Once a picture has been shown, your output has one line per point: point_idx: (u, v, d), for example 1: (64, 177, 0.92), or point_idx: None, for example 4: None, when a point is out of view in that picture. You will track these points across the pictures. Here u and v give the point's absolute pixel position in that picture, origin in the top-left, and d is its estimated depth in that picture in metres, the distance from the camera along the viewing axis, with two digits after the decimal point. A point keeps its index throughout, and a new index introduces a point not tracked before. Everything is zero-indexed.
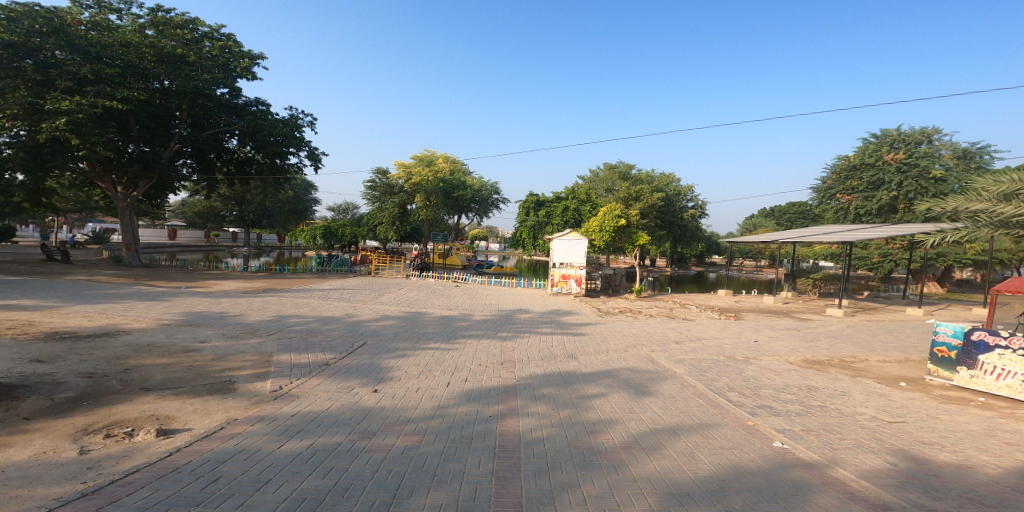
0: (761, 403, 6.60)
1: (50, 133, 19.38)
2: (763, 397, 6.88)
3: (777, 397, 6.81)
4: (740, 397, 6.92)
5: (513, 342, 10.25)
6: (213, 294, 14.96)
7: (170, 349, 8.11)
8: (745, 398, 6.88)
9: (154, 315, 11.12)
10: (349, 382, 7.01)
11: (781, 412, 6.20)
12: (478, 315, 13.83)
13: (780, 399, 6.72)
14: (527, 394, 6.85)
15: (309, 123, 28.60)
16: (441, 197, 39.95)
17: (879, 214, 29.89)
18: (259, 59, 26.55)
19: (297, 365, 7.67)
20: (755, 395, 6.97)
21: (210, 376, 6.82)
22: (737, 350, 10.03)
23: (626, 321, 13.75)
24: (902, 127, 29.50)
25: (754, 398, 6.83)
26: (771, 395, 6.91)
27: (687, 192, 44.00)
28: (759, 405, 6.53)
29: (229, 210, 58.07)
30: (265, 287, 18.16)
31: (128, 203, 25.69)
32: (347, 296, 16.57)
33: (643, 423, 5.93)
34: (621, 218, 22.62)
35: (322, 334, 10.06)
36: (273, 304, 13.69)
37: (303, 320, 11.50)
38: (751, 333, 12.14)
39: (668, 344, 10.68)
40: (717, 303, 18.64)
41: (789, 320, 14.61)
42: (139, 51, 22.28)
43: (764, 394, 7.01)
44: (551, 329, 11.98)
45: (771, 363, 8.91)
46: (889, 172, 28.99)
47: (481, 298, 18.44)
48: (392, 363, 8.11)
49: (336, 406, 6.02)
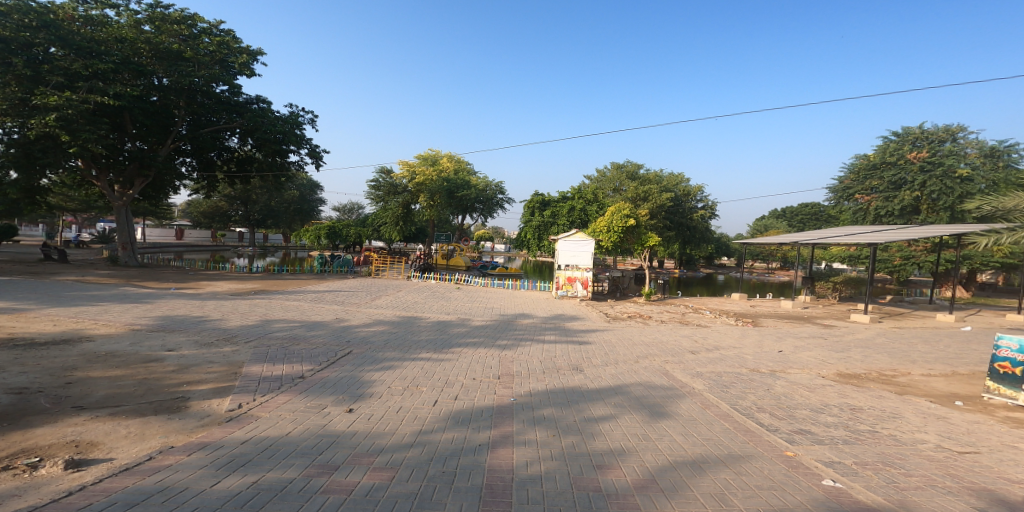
0: (799, 427, 5.62)
1: (39, 129, 18.78)
2: (801, 419, 5.89)
3: (816, 420, 5.83)
4: (773, 419, 5.94)
5: (512, 351, 9.32)
6: (198, 297, 14.17)
7: (127, 360, 7.29)
8: (779, 420, 5.90)
9: (127, 319, 10.34)
10: (322, 400, 6.12)
11: (825, 440, 5.22)
12: (477, 321, 12.89)
13: (821, 423, 5.74)
14: (526, 416, 5.92)
15: (310, 120, 27.95)
16: (445, 197, 39.14)
17: (901, 215, 28.65)
18: (258, 56, 25.82)
19: (267, 378, 6.81)
20: (790, 417, 5.99)
21: (161, 393, 6.00)
22: (761, 363, 9.02)
23: (636, 327, 12.76)
24: (924, 125, 28.33)
25: (789, 421, 5.85)
26: (810, 418, 5.93)
27: (697, 192, 42.84)
28: (797, 430, 5.55)
29: (234, 210, 57.73)
30: (257, 288, 17.36)
31: (124, 202, 24.96)
32: (340, 299, 15.71)
33: (662, 454, 4.98)
34: (631, 218, 21.63)
35: (305, 341, 9.21)
36: (261, 307, 12.91)
37: (288, 325, 10.67)
38: (774, 341, 11.11)
39: (684, 354, 9.68)
40: (731, 308, 17.58)
41: (812, 327, 13.51)
42: (135, 48, 21.54)
43: (800, 416, 6.02)
44: (554, 336, 11.06)
45: (803, 378, 7.89)
46: (911, 172, 27.76)
47: (482, 301, 17.51)
48: (375, 376, 7.22)
49: (299, 431, 5.16)
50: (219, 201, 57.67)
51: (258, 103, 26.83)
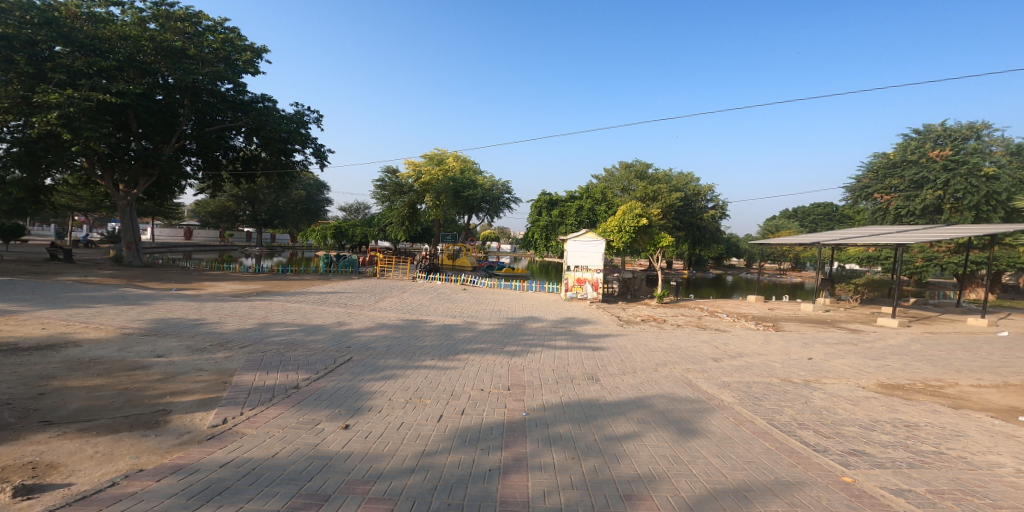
0: (851, 448, 4.98)
1: (42, 127, 18.46)
2: (851, 438, 5.26)
3: (870, 438, 5.19)
4: (819, 438, 5.30)
5: (522, 359, 8.72)
6: (198, 298, 13.75)
7: (111, 368, 6.78)
8: (826, 440, 5.26)
9: (119, 322, 9.88)
10: (315, 414, 5.56)
11: (885, 463, 4.58)
12: (484, 324, 12.32)
13: (875, 442, 5.10)
14: (541, 435, 5.34)
15: (315, 118, 27.59)
16: (451, 197, 38.66)
17: (923, 215, 27.72)
18: (262, 54, 25.43)
19: (258, 389, 6.27)
20: (838, 435, 5.35)
21: (140, 406, 5.48)
22: (792, 372, 8.34)
23: (651, 332, 12.09)
24: (946, 122, 27.45)
25: (839, 440, 5.22)
26: (861, 436, 5.29)
27: (707, 191, 41.99)
28: (850, 451, 4.91)
29: (242, 210, 57.53)
30: (259, 290, 16.92)
31: (128, 202, 24.63)
32: (342, 301, 15.18)
33: (697, 480, 4.38)
34: (642, 218, 20.94)
35: (303, 346, 8.69)
36: (260, 308, 12.41)
37: (286, 328, 10.16)
38: (801, 348, 10.41)
39: (706, 362, 9.04)
40: (749, 311, 16.84)
41: (839, 332, 12.76)
42: (138, 45, 21.15)
43: (849, 434, 5.37)
44: (566, 342, 10.43)
45: (842, 389, 7.22)
46: (933, 170, 26.89)
47: (489, 303, 16.93)
48: (375, 386, 6.67)
49: (287, 452, 4.63)
50: (227, 201, 57.54)
51: (263, 102, 26.52)
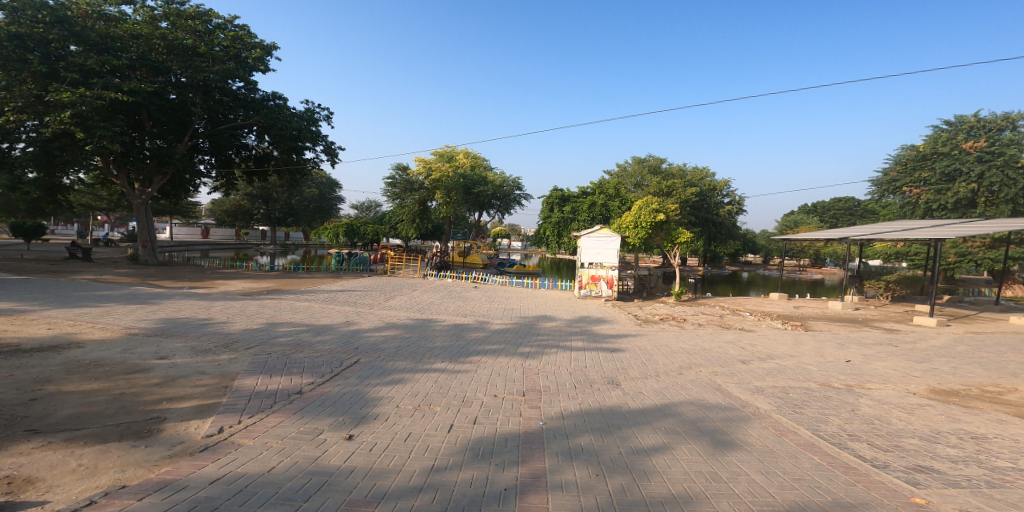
0: (917, 464, 4.50)
1: (55, 127, 18.54)
2: (914, 453, 4.78)
3: (936, 453, 4.71)
4: (876, 453, 4.82)
5: (537, 361, 8.26)
6: (207, 296, 13.56)
7: (110, 371, 6.48)
8: (885, 454, 4.78)
9: (125, 321, 9.64)
10: (318, 423, 5.20)
11: (960, 481, 4.08)
12: (496, 324, 11.88)
13: (944, 457, 4.61)
14: (561, 448, 4.89)
15: (326, 115, 27.45)
16: (462, 194, 38.35)
17: (954, 209, 26.56)
18: (272, 51, 25.29)
19: (258, 394, 5.90)
20: (898, 449, 4.87)
21: (133, 414, 5.14)
22: (831, 376, 7.78)
23: (671, 332, 11.51)
24: (980, 112, 26.31)
25: (900, 455, 4.73)
26: (926, 451, 4.80)
27: (724, 186, 40.89)
28: (915, 467, 4.41)
29: (256, 208, 57.76)
30: (270, 288, 16.69)
31: (143, 201, 24.68)
32: (351, 299, 14.87)
33: (740, 501, 3.89)
34: (659, 213, 20.23)
35: (310, 348, 8.36)
36: (269, 307, 12.13)
37: (293, 328, 9.85)
38: (835, 350, 9.83)
39: (734, 365, 8.47)
40: (773, 309, 16.17)
41: (873, 333, 12.10)
42: (149, 43, 21.14)
43: (910, 448, 4.93)
44: (582, 343, 9.93)
45: (891, 397, 6.71)
46: (966, 162, 25.78)
47: (501, 302, 16.46)
48: (381, 392, 6.28)
49: (286, 466, 4.25)
50: (241, 199, 57.47)
51: (275, 100, 26.47)
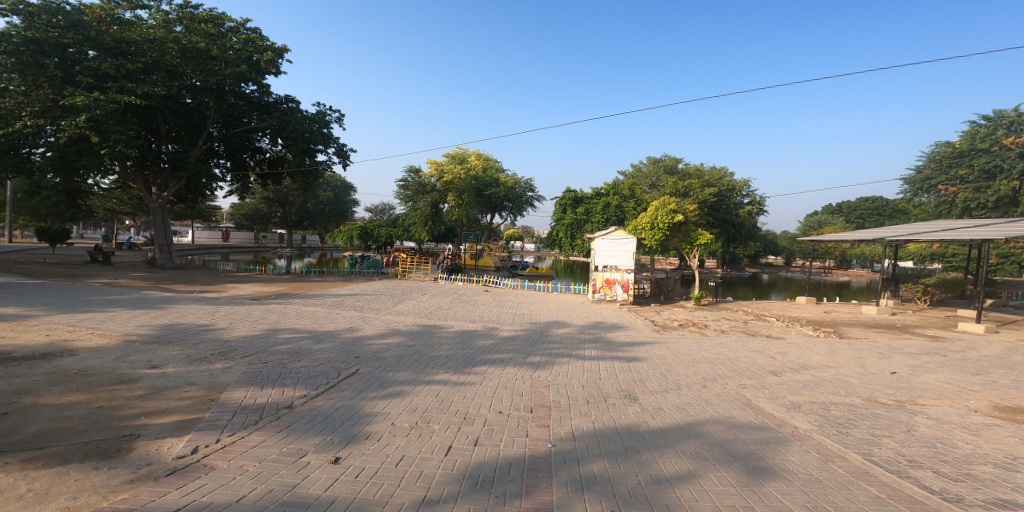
0: (995, 497, 4.03)
1: (71, 131, 18.72)
2: (991, 483, 4.28)
3: (1017, 485, 4.22)
4: (945, 483, 4.30)
5: (547, 372, 7.67)
6: (211, 299, 13.28)
7: (96, 382, 6.13)
8: (955, 485, 4.27)
9: (124, 326, 9.36)
10: (302, 443, 4.72)
11: None
12: (506, 330, 11.32)
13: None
14: (571, 476, 4.30)
15: (337, 118, 27.37)
16: (474, 196, 38.04)
17: (995, 207, 25.12)
18: (284, 54, 25.29)
19: (245, 408, 5.45)
20: (971, 478, 4.37)
21: (106, 430, 4.74)
22: (876, 390, 7.11)
23: (692, 339, 10.79)
24: (1022, 106, 24.86)
25: (974, 487, 4.22)
26: (1004, 481, 4.32)
27: (743, 186, 39.59)
28: (994, 502, 3.95)
29: (273, 211, 58.59)
30: (277, 292, 16.41)
31: (159, 204, 24.90)
32: (358, 304, 14.48)
33: None
34: (677, 213, 19.41)
35: (310, 356, 7.94)
36: (274, 312, 11.80)
37: (295, 334, 9.45)
38: (876, 360, 9.06)
39: (765, 376, 7.77)
40: (801, 314, 15.26)
41: (915, 342, 11.22)
42: (163, 47, 21.27)
43: (985, 478, 4.39)
44: (596, 352, 9.30)
45: (950, 415, 6.04)
46: (1008, 158, 24.28)
47: (513, 306, 15.87)
48: (377, 407, 5.80)
49: (260, 495, 3.77)
50: (258, 202, 58.13)
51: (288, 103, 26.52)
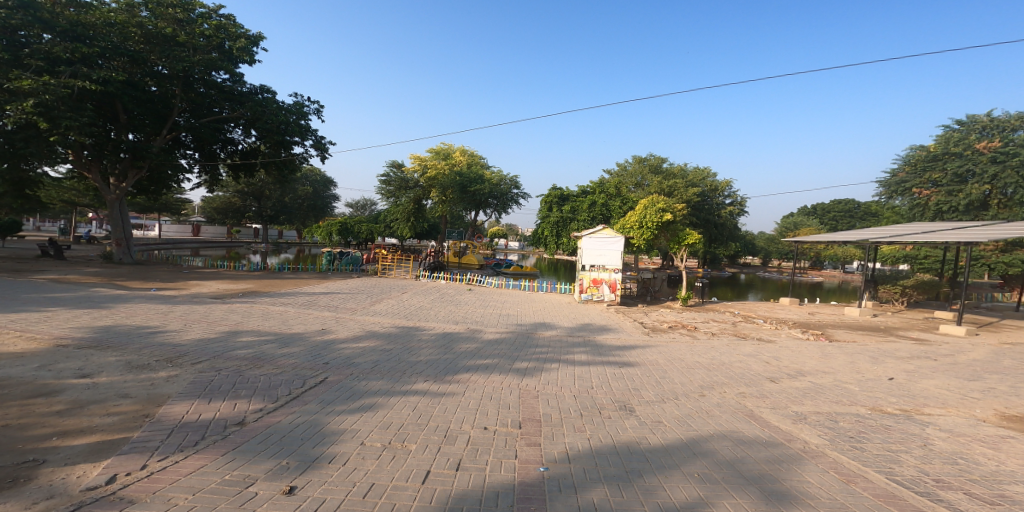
0: None
1: (18, 117, 17.22)
2: None
3: None
4: (981, 508, 3.85)
5: (535, 381, 7.07)
6: (169, 297, 12.25)
7: (9, 395, 5.25)
8: (992, 509, 3.82)
9: (61, 329, 8.35)
10: (251, 469, 4.00)
11: None
12: (490, 333, 10.69)
13: None
14: (568, 508, 3.71)
15: (315, 109, 26.26)
16: (458, 192, 37.22)
17: (966, 211, 25.67)
18: (259, 42, 24.00)
19: (185, 426, 4.67)
20: (1006, 502, 3.92)
21: (4, 456, 3.92)
22: (880, 398, 6.74)
23: (683, 342, 10.34)
24: (993, 112, 25.57)
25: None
26: None
27: (726, 187, 39.84)
28: None
29: (247, 205, 56.31)
30: (246, 290, 15.38)
31: (117, 196, 23.33)
32: (332, 303, 13.63)
33: None
34: (666, 212, 19.02)
35: (273, 361, 7.15)
36: (237, 312, 10.88)
37: (256, 337, 8.61)
38: (870, 365, 8.74)
39: (763, 384, 7.33)
40: (787, 315, 15.05)
41: (903, 345, 11.01)
42: (125, 32, 19.81)
43: (1021, 500, 3.96)
44: (586, 356, 8.75)
45: (962, 426, 5.65)
46: (979, 163, 24.94)
47: (497, 307, 15.23)
48: (345, 423, 5.10)
49: None
50: (232, 196, 55.83)
51: (263, 94, 25.27)
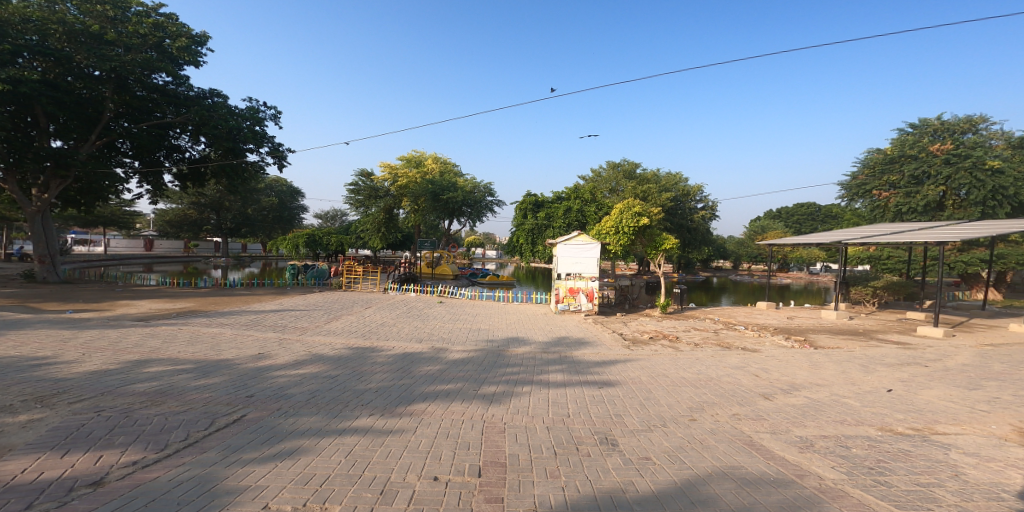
0: None
1: None
2: None
3: None
4: None
5: (503, 409, 6.06)
6: (85, 321, 10.65)
7: None
8: None
9: None
10: None
11: None
12: (454, 351, 9.60)
13: None
14: None
15: (272, 115, 24.73)
16: (429, 200, 35.98)
17: (924, 212, 26.14)
18: (205, 42, 22.43)
19: (8, 492, 3.46)
20: None
21: None
22: (887, 414, 6.04)
23: (665, 355, 9.54)
24: (944, 116, 26.47)
25: None
26: None
27: (697, 192, 39.98)
28: None
29: (206, 218, 53.38)
30: (186, 310, 13.80)
31: (38, 209, 21.07)
32: (280, 322, 12.24)
33: None
34: (643, 217, 18.37)
35: (183, 397, 5.90)
36: (162, 336, 9.45)
37: (170, 366, 7.25)
38: (864, 374, 8.11)
39: (758, 402, 6.56)
40: (767, 321, 14.56)
41: (888, 350, 10.47)
42: (44, 29, 18.00)
43: None
44: (561, 376, 7.81)
45: (986, 448, 4.95)
46: (934, 165, 25.50)
47: (467, 321, 14.17)
48: (248, 479, 3.95)
49: None
50: (187, 208, 52.66)
51: (213, 98, 23.63)
